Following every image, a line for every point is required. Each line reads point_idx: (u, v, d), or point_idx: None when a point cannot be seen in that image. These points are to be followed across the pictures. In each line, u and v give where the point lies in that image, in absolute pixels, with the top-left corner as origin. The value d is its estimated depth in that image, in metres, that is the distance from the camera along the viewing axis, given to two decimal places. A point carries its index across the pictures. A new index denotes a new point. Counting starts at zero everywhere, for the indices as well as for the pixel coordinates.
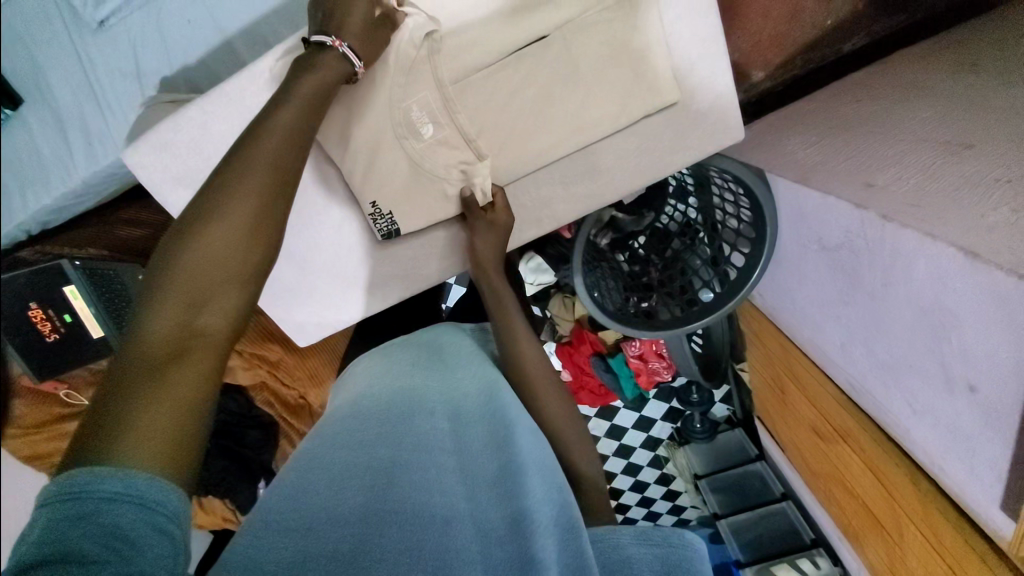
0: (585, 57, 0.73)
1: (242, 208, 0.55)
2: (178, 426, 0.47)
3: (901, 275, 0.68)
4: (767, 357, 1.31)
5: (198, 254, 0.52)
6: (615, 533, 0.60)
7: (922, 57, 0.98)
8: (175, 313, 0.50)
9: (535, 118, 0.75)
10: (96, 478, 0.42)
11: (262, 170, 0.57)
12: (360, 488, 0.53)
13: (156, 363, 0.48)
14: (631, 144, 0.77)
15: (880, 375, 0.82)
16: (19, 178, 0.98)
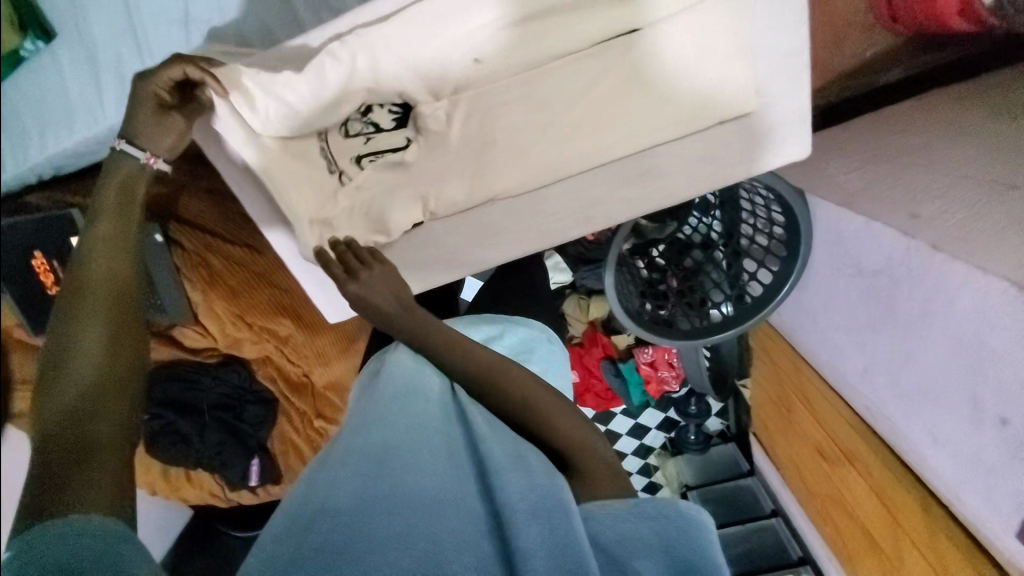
0: (674, 48, 0.64)
1: (107, 254, 0.60)
2: (107, 475, 0.45)
3: (941, 305, 0.69)
4: (775, 376, 1.33)
5: (81, 316, 0.54)
6: (612, 511, 0.53)
7: (963, 97, 1.00)
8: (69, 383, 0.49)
9: (605, 115, 0.66)
10: (33, 538, 0.40)
11: (123, 224, 0.64)
12: (353, 474, 0.54)
13: (68, 429, 0.46)
14: (700, 150, 0.69)
15: (900, 403, 0.84)
16: (39, 115, 0.92)
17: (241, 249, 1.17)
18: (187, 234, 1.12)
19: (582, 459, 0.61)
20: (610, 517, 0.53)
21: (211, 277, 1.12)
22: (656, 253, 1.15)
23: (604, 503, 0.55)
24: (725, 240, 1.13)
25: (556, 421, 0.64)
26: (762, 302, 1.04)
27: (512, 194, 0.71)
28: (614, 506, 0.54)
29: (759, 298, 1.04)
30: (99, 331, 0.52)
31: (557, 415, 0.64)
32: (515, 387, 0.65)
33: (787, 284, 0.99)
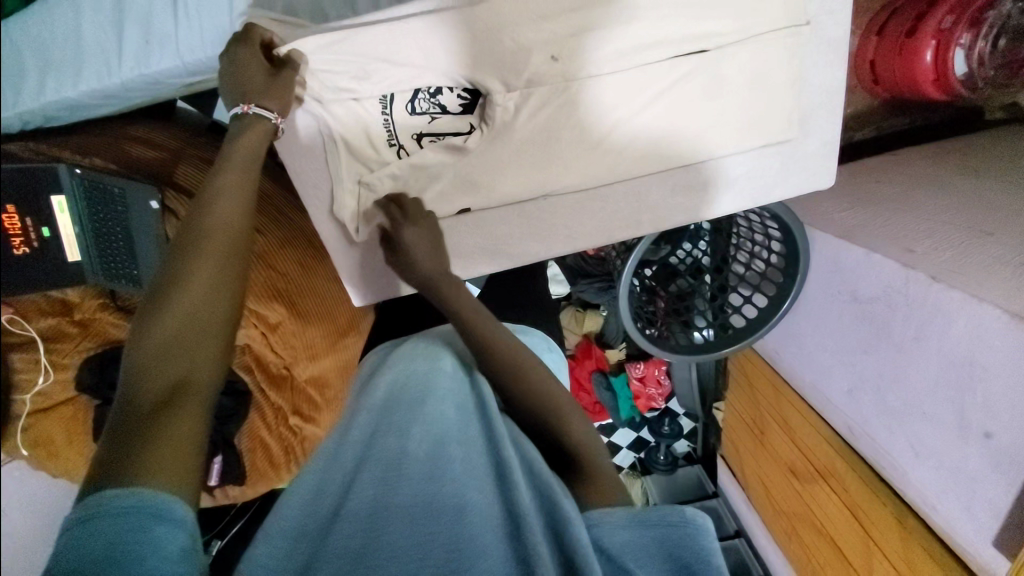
0: (731, 76, 0.78)
1: (224, 215, 0.61)
2: (174, 451, 0.48)
3: (936, 330, 0.78)
4: (752, 398, 1.40)
5: (196, 279, 0.56)
6: (610, 516, 0.52)
7: (928, 155, 1.14)
8: (178, 344, 0.54)
9: (670, 122, 0.79)
10: (105, 500, 0.43)
11: (236, 182, 0.63)
12: (372, 480, 0.52)
13: (166, 386, 0.51)
14: (743, 166, 0.83)
15: (884, 420, 0.91)
16: (44, 57, 0.85)
17: None
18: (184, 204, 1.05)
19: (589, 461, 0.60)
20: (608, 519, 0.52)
21: None
22: (657, 272, 1.22)
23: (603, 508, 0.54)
24: (720, 263, 1.20)
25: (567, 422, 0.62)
26: (758, 322, 1.11)
27: (571, 188, 0.81)
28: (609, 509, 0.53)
29: (754, 320, 1.12)
30: (190, 308, 0.55)
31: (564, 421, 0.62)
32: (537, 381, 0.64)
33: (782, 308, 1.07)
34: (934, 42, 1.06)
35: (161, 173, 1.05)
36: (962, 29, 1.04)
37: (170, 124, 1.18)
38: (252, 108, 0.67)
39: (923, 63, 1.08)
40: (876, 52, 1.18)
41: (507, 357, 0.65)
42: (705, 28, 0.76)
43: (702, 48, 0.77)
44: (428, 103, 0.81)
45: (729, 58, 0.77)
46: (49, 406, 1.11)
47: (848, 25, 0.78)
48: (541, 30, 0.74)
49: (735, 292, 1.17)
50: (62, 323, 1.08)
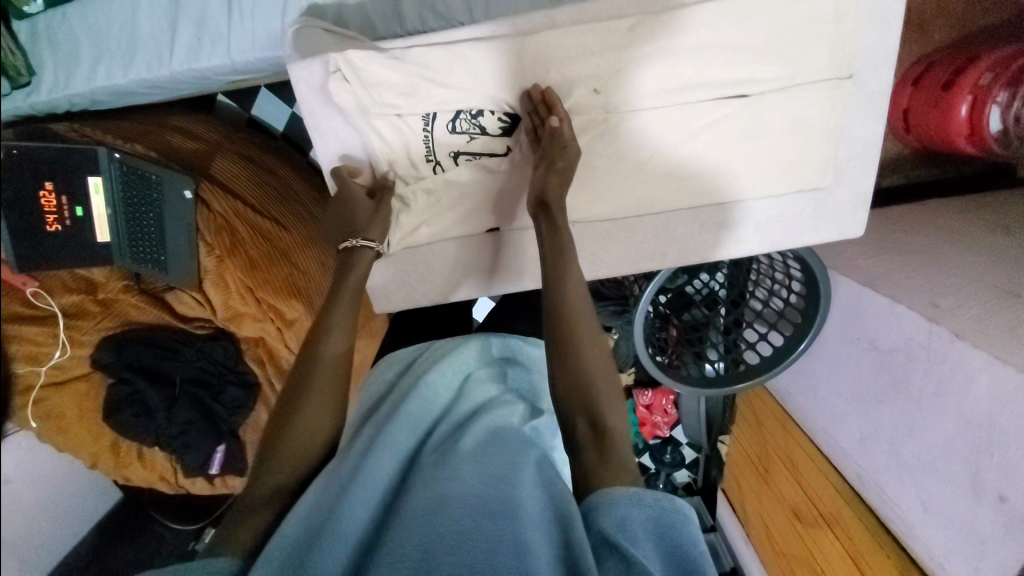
0: (770, 122, 0.78)
1: (337, 344, 0.70)
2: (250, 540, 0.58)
3: (957, 388, 0.77)
4: (758, 436, 1.39)
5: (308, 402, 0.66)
6: (612, 498, 0.55)
7: (958, 208, 1.13)
8: (284, 453, 0.65)
9: (703, 160, 0.79)
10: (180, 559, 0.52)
11: (347, 309, 0.73)
12: (367, 495, 0.62)
13: (273, 493, 0.63)
14: (771, 209, 0.83)
15: (896, 473, 0.90)
16: (96, 44, 0.86)
17: (268, 222, 1.11)
18: (217, 195, 1.07)
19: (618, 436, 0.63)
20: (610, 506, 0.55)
21: (233, 243, 1.06)
22: (671, 301, 1.22)
23: (606, 494, 0.56)
24: (734, 299, 1.21)
25: (605, 395, 0.65)
26: (773, 360, 1.10)
27: (603, 216, 0.82)
28: (611, 495, 0.56)
29: (768, 357, 1.11)
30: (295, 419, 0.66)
31: (609, 400, 0.65)
32: (590, 351, 0.66)
33: (797, 349, 1.07)
34: (970, 97, 1.06)
35: (197, 168, 1.07)
36: (1000, 87, 1.03)
37: (207, 117, 1.20)
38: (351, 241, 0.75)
39: (957, 116, 1.08)
40: (911, 101, 1.19)
41: (568, 325, 0.67)
42: (746, 74, 0.75)
43: (741, 93, 0.77)
44: (467, 124, 0.80)
45: (767, 105, 0.77)
46: (64, 381, 1.15)
47: (890, 80, 0.77)
48: (585, 62, 0.75)
49: (751, 328, 1.18)
50: (84, 301, 1.11)
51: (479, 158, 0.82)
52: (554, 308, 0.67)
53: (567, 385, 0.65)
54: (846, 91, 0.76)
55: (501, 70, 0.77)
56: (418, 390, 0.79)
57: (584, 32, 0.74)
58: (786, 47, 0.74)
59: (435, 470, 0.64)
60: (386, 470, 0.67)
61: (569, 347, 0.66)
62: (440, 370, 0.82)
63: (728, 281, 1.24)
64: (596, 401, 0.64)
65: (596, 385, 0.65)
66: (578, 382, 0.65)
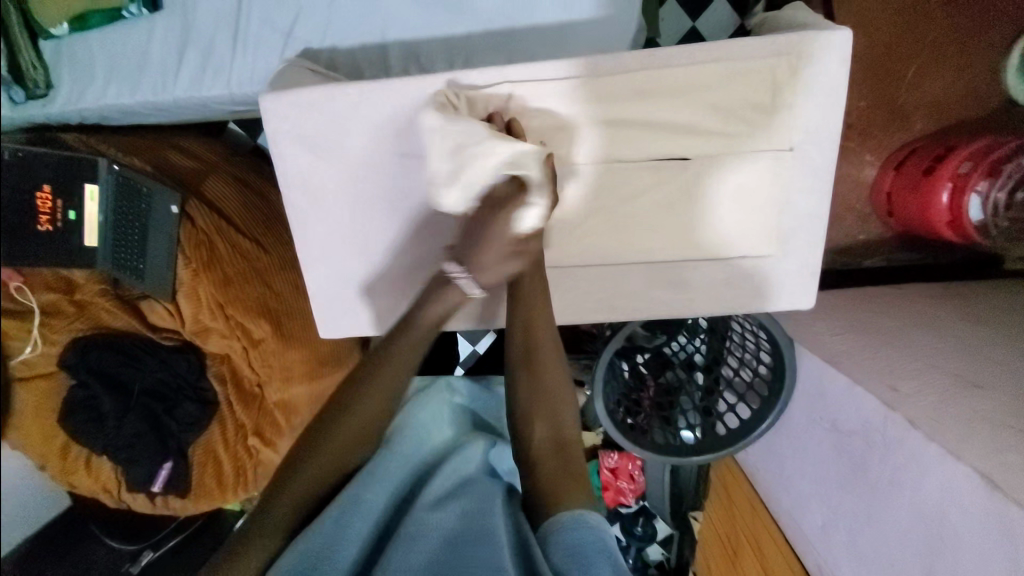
0: (719, 187, 0.79)
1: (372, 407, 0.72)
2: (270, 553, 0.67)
3: (910, 481, 0.72)
4: (728, 515, 1.30)
5: (332, 441, 0.71)
6: (566, 522, 0.66)
7: (936, 295, 1.11)
8: (309, 473, 0.72)
9: (653, 221, 0.80)
10: None
11: (399, 370, 0.74)
12: (364, 521, 0.72)
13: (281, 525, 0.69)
14: (717, 277, 0.83)
15: (855, 569, 0.83)
16: (111, 67, 0.94)
17: (249, 242, 1.15)
18: (203, 213, 1.11)
19: (572, 443, 0.74)
20: (561, 529, 0.66)
21: (211, 261, 1.09)
22: (641, 361, 1.22)
23: (558, 520, 0.67)
24: (706, 366, 1.19)
25: (563, 409, 0.75)
26: (734, 433, 1.07)
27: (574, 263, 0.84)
28: (561, 521, 0.66)
29: (734, 430, 1.07)
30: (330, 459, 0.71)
31: (567, 410, 0.75)
32: (550, 372, 0.76)
33: (759, 424, 1.02)
34: (950, 184, 1.06)
35: (188, 185, 1.13)
36: (979, 176, 1.04)
37: (213, 140, 1.28)
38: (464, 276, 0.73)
39: (940, 203, 1.08)
40: (893, 185, 1.19)
41: (531, 356, 0.76)
42: (700, 141, 0.77)
43: (685, 157, 0.78)
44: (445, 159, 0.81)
45: (719, 171, 0.78)
46: (27, 376, 1.16)
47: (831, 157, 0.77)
48: (545, 117, 0.78)
49: (720, 398, 1.14)
50: (61, 300, 1.14)
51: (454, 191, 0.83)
52: (524, 331, 0.77)
53: (530, 404, 0.74)
54: (789, 165, 0.78)
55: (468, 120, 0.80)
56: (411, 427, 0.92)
57: (548, 93, 0.77)
58: (738, 119, 0.76)
59: (421, 501, 0.76)
60: (382, 498, 0.77)
61: (533, 369, 0.75)
62: (427, 412, 0.97)
63: (704, 347, 1.21)
64: (553, 416, 0.74)
65: (553, 404, 0.75)
66: (540, 398, 0.74)
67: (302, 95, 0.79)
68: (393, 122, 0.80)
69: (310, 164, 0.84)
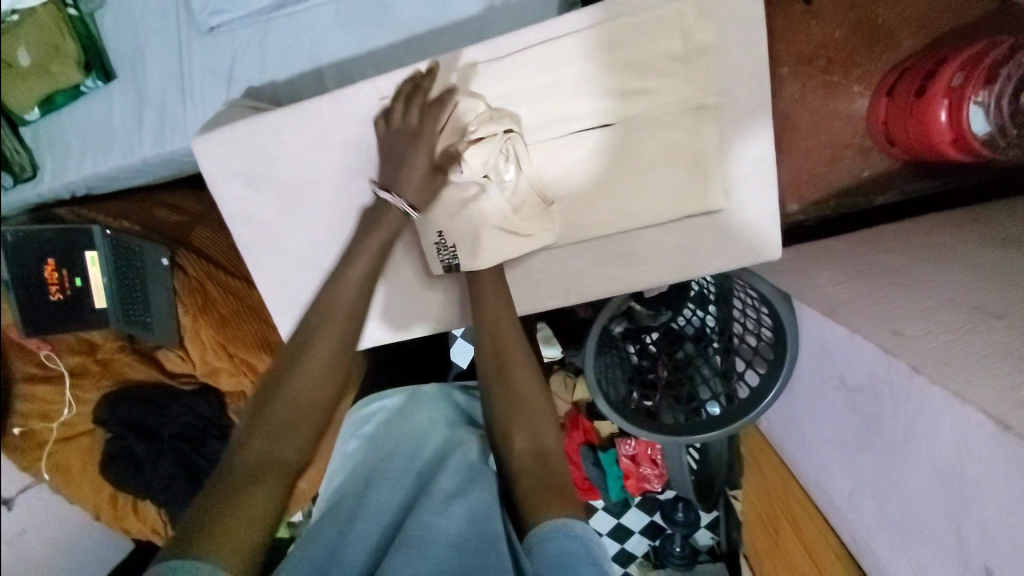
0: (651, 152, 0.72)
1: (321, 372, 0.65)
2: (244, 542, 0.54)
3: (924, 433, 0.65)
4: (763, 489, 1.23)
5: (290, 382, 0.63)
6: (552, 532, 0.57)
7: (955, 223, 1.00)
8: (268, 431, 0.61)
9: (590, 195, 0.75)
10: None
11: (351, 309, 0.69)
12: (363, 533, 0.68)
13: (241, 547, 0.54)
14: (667, 241, 0.76)
15: (887, 535, 0.76)
16: (84, 139, 1.00)
17: (238, 281, 1.20)
18: (192, 260, 1.20)
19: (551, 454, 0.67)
20: (541, 542, 0.58)
21: (205, 305, 1.17)
22: (647, 339, 1.20)
23: (541, 528, 0.59)
24: (717, 335, 1.14)
25: (539, 416, 0.69)
26: (745, 403, 1.00)
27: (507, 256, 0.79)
28: (544, 530, 0.58)
29: (746, 399, 1.01)
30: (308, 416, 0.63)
31: (543, 414, 0.69)
32: (520, 376, 0.70)
33: (769, 390, 0.96)
34: (947, 100, 0.96)
35: (178, 239, 1.21)
36: (976, 86, 0.94)
37: (199, 191, 1.34)
38: (400, 199, 0.71)
39: (938, 121, 0.97)
40: (888, 113, 1.09)
41: (503, 360, 0.71)
42: (627, 97, 0.71)
43: (607, 123, 0.72)
44: None
45: (653, 127, 0.72)
46: (70, 435, 1.24)
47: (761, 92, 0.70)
48: None
49: (732, 367, 1.08)
50: (87, 361, 1.21)
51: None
52: (494, 337, 0.73)
53: (503, 410, 0.69)
54: (711, 118, 0.71)
55: None
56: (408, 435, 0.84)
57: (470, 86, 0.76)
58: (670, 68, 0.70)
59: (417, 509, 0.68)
60: (381, 509, 0.71)
61: (502, 374, 0.70)
62: (424, 416, 0.87)
63: (712, 315, 1.16)
64: (526, 421, 0.68)
65: (527, 407, 0.69)
66: (512, 404, 0.69)
67: (223, 132, 0.80)
68: (320, 141, 0.79)
69: (246, 197, 0.83)
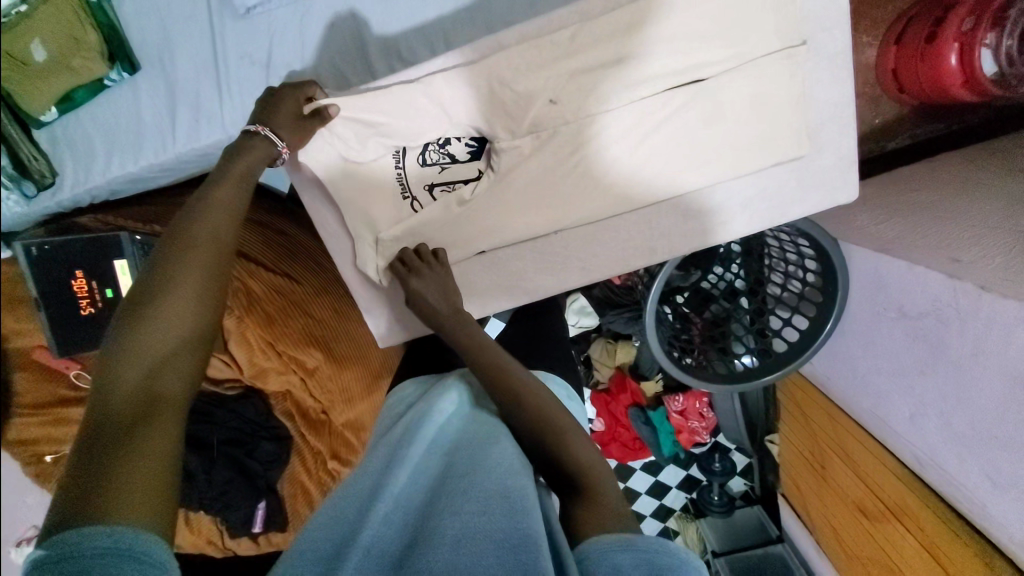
0: (729, 102, 0.78)
1: (191, 305, 0.56)
2: (148, 476, 0.47)
3: (995, 346, 0.71)
4: (807, 431, 1.30)
5: (154, 313, 0.54)
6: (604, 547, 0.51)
7: (973, 159, 1.06)
8: (139, 370, 0.52)
9: (679, 152, 0.80)
10: (83, 539, 0.42)
11: (216, 227, 0.61)
12: (382, 514, 0.55)
13: (154, 487, 0.47)
14: (750, 186, 0.82)
15: (954, 447, 0.83)
16: (109, 139, 0.95)
17: (278, 277, 1.15)
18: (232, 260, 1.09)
19: (590, 477, 0.61)
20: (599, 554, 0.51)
21: (249, 302, 1.08)
22: (678, 301, 1.18)
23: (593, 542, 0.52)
24: (750, 290, 1.16)
25: (574, 444, 0.64)
26: (800, 345, 1.05)
27: (577, 223, 0.84)
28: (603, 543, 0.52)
29: (797, 343, 1.06)
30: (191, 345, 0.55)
31: (574, 430, 0.65)
32: (533, 395, 0.67)
33: (823, 331, 1.01)
34: (957, 45, 1.01)
35: None
36: (985, 29, 0.99)
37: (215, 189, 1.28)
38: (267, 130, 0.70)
39: (948, 66, 1.03)
40: (898, 62, 1.14)
41: (511, 388, 0.67)
42: (700, 59, 0.77)
43: (693, 79, 0.78)
44: (437, 154, 0.86)
45: (727, 84, 0.78)
46: None
47: (845, 38, 0.77)
48: (541, 78, 0.77)
49: (774, 315, 1.12)
50: None
51: (454, 185, 0.87)
52: (489, 368, 0.69)
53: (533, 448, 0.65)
54: (804, 56, 0.77)
55: (468, 102, 0.80)
56: (423, 416, 0.67)
57: (533, 51, 0.77)
58: (738, 26, 0.76)
59: (441, 497, 0.56)
60: (404, 492, 0.58)
61: (528, 401, 0.66)
62: (444, 394, 0.70)
63: (740, 273, 1.18)
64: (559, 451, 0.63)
65: (550, 429, 0.65)
66: (545, 436, 0.64)
67: None
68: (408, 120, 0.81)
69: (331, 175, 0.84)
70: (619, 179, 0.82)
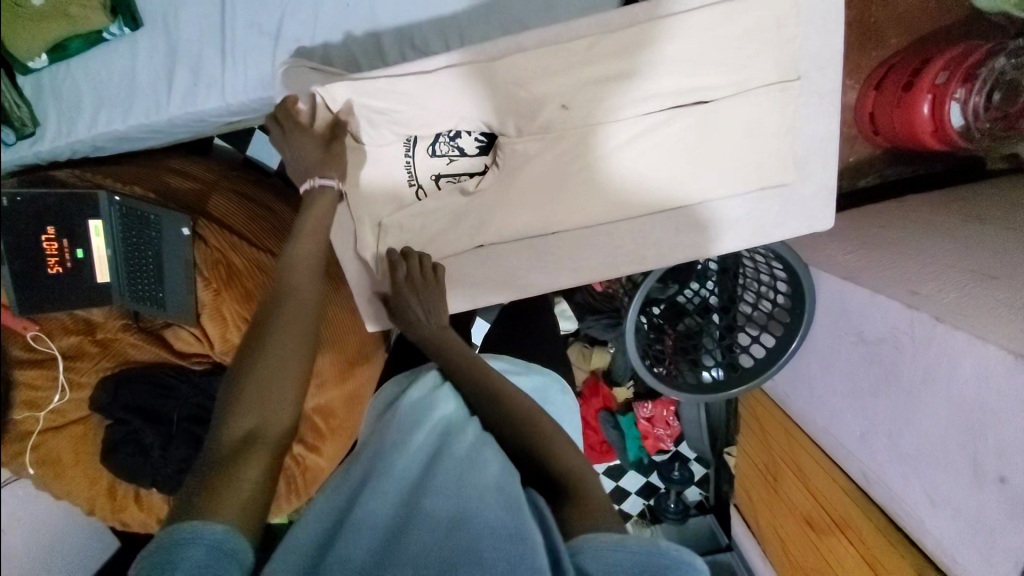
0: (725, 126, 0.83)
1: (282, 347, 0.64)
2: (242, 494, 0.53)
3: (944, 372, 0.78)
4: (764, 444, 1.37)
5: (260, 351, 0.63)
6: (596, 542, 0.52)
7: (936, 203, 1.15)
8: (242, 403, 0.60)
9: (673, 167, 0.84)
10: (184, 537, 0.48)
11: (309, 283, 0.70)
12: (379, 498, 0.57)
13: (251, 487, 0.54)
14: (739, 206, 0.87)
15: (900, 466, 0.90)
16: (98, 93, 0.92)
17: (263, 254, 1.11)
18: (214, 231, 1.08)
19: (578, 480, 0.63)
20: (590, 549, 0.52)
21: (228, 274, 1.06)
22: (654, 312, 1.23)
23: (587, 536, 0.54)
24: (723, 307, 1.21)
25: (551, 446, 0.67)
26: (764, 363, 1.11)
27: (573, 226, 0.86)
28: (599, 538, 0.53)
29: (762, 360, 1.12)
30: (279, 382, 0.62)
31: (554, 432, 0.69)
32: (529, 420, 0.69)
33: (788, 351, 1.07)
34: (930, 96, 1.10)
35: (192, 206, 1.09)
36: (956, 84, 1.07)
37: (202, 158, 1.25)
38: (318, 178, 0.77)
39: (922, 115, 1.11)
40: (875, 105, 1.23)
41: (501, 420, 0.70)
42: (702, 82, 0.81)
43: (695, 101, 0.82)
44: (447, 146, 0.90)
45: (724, 110, 0.83)
46: (60, 425, 1.08)
47: (835, 78, 0.83)
48: (551, 84, 0.80)
49: (743, 331, 1.18)
50: (83, 341, 1.07)
51: (459, 177, 0.91)
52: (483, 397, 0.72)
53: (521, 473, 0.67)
54: (798, 90, 0.82)
55: (481, 96, 0.82)
56: (425, 409, 0.70)
57: (548, 56, 0.80)
58: (737, 55, 0.81)
59: (434, 487, 0.58)
60: (398, 480, 0.60)
61: (506, 426, 0.69)
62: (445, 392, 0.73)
63: (714, 290, 1.23)
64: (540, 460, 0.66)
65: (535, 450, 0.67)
66: (535, 441, 0.67)
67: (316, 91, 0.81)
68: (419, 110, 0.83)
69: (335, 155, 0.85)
70: (617, 188, 0.85)
